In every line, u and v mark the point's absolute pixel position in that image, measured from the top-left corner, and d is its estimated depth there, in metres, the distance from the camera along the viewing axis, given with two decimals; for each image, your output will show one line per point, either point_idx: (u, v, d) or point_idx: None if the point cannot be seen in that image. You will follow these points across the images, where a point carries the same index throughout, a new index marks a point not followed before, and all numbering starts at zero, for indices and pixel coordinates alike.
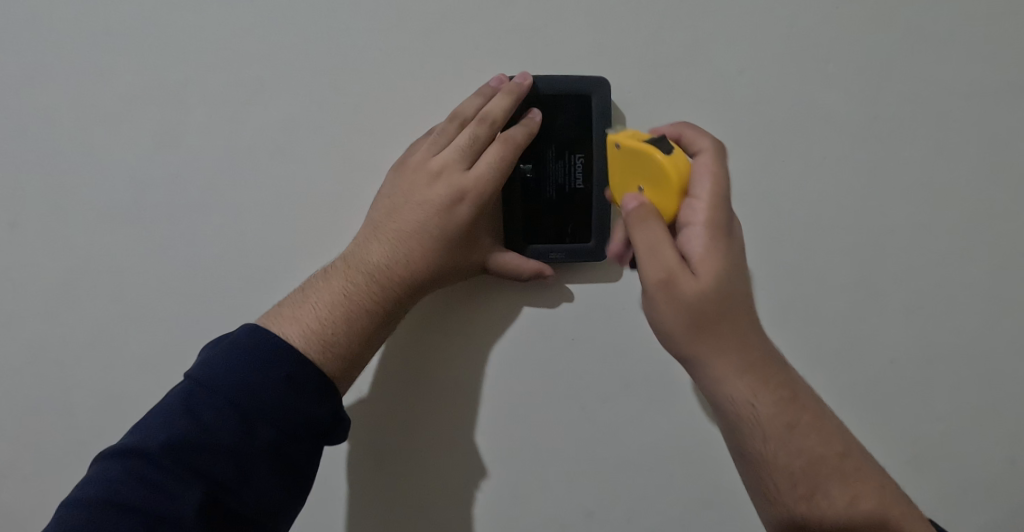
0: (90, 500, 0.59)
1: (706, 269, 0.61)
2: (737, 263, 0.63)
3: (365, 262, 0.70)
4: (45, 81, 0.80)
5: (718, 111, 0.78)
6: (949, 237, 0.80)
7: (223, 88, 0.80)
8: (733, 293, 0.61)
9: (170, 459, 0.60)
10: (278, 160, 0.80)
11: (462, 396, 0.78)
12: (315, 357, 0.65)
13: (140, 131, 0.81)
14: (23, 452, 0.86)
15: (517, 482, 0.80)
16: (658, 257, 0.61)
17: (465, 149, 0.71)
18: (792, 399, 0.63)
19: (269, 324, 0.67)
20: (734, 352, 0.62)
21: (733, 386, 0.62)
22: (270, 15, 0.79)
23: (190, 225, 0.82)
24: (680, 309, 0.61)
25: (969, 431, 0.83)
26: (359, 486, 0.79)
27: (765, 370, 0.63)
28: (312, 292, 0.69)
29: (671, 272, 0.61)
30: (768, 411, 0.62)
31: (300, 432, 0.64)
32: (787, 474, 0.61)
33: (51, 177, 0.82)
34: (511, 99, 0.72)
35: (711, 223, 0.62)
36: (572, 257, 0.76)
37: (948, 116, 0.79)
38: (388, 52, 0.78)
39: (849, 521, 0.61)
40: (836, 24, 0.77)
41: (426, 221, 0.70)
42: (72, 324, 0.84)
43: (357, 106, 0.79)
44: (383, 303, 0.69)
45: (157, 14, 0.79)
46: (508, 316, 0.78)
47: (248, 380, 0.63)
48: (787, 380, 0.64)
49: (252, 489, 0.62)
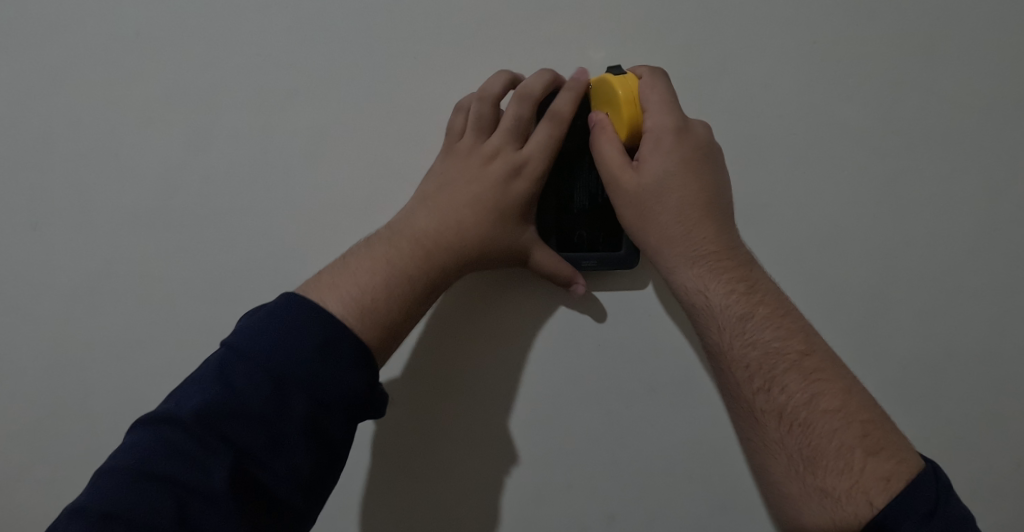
0: (124, 466, 0.58)
1: (651, 166, 0.71)
2: (693, 162, 0.71)
3: (412, 230, 0.71)
4: (78, 85, 0.81)
5: (746, 122, 0.78)
6: (971, 242, 0.80)
7: (243, 83, 0.80)
8: (679, 186, 0.70)
9: (205, 423, 0.59)
10: (298, 155, 0.80)
11: (483, 399, 0.78)
12: (354, 324, 0.65)
13: (170, 134, 0.81)
14: (37, 453, 0.85)
15: (545, 469, 0.80)
16: (604, 160, 0.72)
17: (514, 129, 0.72)
18: (750, 290, 0.69)
19: (310, 292, 0.67)
20: (677, 240, 0.71)
21: (686, 274, 0.70)
22: (300, 22, 0.79)
23: (208, 219, 0.82)
24: (629, 203, 0.71)
25: (985, 438, 0.83)
26: (380, 483, 0.79)
27: (718, 259, 0.70)
28: (354, 260, 0.69)
29: (617, 171, 0.71)
30: (719, 298, 0.69)
31: (332, 402, 0.62)
32: (742, 366, 0.67)
33: (81, 179, 0.82)
34: (550, 77, 0.73)
35: (656, 128, 0.71)
36: (604, 264, 0.76)
37: (974, 128, 0.79)
38: (418, 60, 0.79)
39: (807, 418, 0.63)
40: (864, 34, 0.77)
41: (479, 193, 0.71)
42: (93, 325, 0.83)
43: (387, 113, 0.80)
44: (431, 272, 0.70)
45: (190, 20, 0.80)
46: (539, 315, 0.78)
47: (280, 343, 0.62)
48: (745, 273, 0.70)
49: (287, 456, 0.60)
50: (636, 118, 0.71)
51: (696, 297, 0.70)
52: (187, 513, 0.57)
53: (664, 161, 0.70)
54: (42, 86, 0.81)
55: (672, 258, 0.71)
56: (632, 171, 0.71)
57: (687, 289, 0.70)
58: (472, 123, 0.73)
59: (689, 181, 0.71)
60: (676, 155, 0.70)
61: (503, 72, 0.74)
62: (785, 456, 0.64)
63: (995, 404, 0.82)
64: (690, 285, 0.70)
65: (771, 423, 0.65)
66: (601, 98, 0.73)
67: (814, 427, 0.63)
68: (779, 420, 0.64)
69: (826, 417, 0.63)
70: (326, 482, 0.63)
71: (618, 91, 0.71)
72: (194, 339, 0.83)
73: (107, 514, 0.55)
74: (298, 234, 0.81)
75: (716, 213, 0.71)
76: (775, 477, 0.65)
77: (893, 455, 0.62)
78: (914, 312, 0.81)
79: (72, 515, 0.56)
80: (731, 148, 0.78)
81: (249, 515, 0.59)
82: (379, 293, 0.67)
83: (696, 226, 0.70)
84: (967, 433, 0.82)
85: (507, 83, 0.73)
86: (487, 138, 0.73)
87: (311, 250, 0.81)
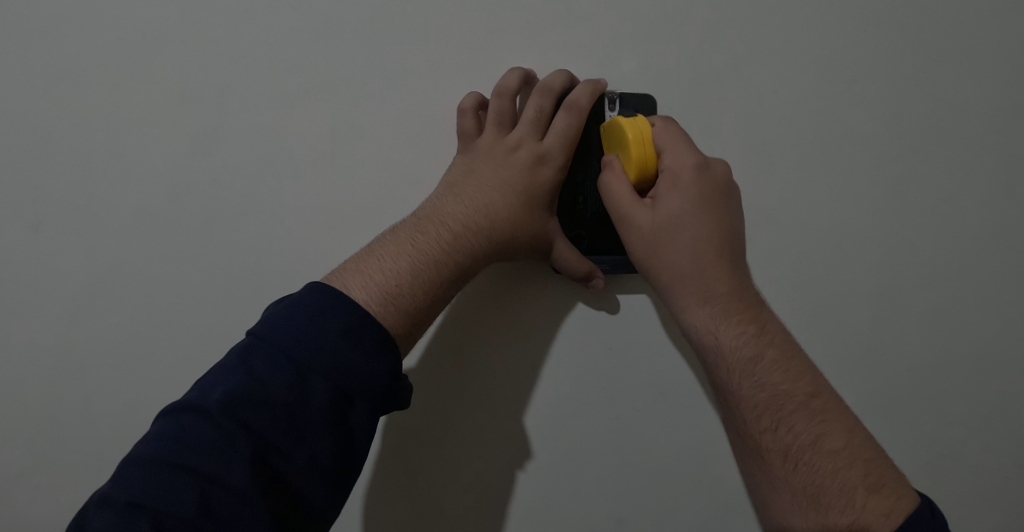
0: (149, 456, 0.57)
1: (666, 204, 0.68)
2: (711, 203, 0.68)
3: (438, 214, 0.69)
4: (82, 83, 0.77)
5: (755, 127, 0.77)
6: (976, 244, 0.81)
7: (243, 79, 0.76)
8: (693, 227, 0.67)
9: (228, 413, 0.57)
10: (301, 153, 0.77)
11: (495, 403, 0.78)
12: (377, 311, 0.63)
13: (178, 136, 0.77)
14: (36, 460, 0.82)
15: (555, 470, 0.79)
16: (614, 197, 0.69)
17: (535, 121, 0.72)
18: (760, 331, 0.66)
19: (332, 280, 0.65)
20: (690, 279, 0.67)
21: (695, 313, 0.67)
22: (315, 21, 0.75)
23: (205, 220, 0.78)
24: (641, 239, 0.68)
25: (988, 438, 0.83)
26: (388, 481, 0.78)
27: (728, 300, 0.67)
28: (379, 246, 0.68)
29: (629, 207, 0.68)
30: (729, 338, 0.65)
31: (355, 390, 0.60)
32: (750, 405, 0.64)
33: (84, 183, 0.78)
34: (565, 74, 0.73)
35: (671, 169, 0.69)
36: (618, 269, 0.76)
37: (977, 132, 0.80)
38: (434, 60, 0.76)
39: (812, 457, 0.61)
40: (873, 40, 0.78)
41: (507, 177, 0.70)
42: (97, 332, 0.80)
43: (402, 114, 0.76)
44: (456, 255, 0.68)
45: (201, 18, 0.76)
46: (553, 317, 0.78)
47: (302, 329, 0.60)
48: (757, 314, 0.67)
49: (310, 445, 0.59)
50: (644, 157, 0.69)
51: (705, 337, 0.66)
52: (210, 502, 0.56)
53: (680, 202, 0.68)
54: (45, 86, 0.77)
55: (684, 296, 0.67)
56: (645, 208, 0.68)
57: (696, 329, 0.67)
58: (492, 115, 0.72)
59: (705, 221, 0.68)
60: (695, 196, 0.68)
61: (517, 68, 0.73)
62: (789, 493, 0.62)
63: (998, 405, 0.83)
64: (699, 325, 0.67)
65: (777, 461, 0.62)
66: (612, 137, 0.71)
67: (818, 467, 0.61)
68: (785, 459, 0.62)
69: (831, 457, 0.61)
70: (348, 472, 0.61)
71: (626, 131, 0.69)
72: (193, 344, 0.80)
73: (133, 503, 0.55)
74: (300, 236, 0.78)
75: (729, 255, 0.68)
76: (778, 514, 0.62)
77: (893, 491, 0.60)
78: (919, 315, 0.81)
79: (99, 503, 0.56)
80: (739, 152, 0.77)
81: (271, 504, 0.57)
82: (403, 277, 0.65)
83: (708, 266, 0.67)
84: (971, 435, 0.83)
85: (523, 78, 0.73)
86: (508, 132, 0.73)
87: (324, 255, 0.78)
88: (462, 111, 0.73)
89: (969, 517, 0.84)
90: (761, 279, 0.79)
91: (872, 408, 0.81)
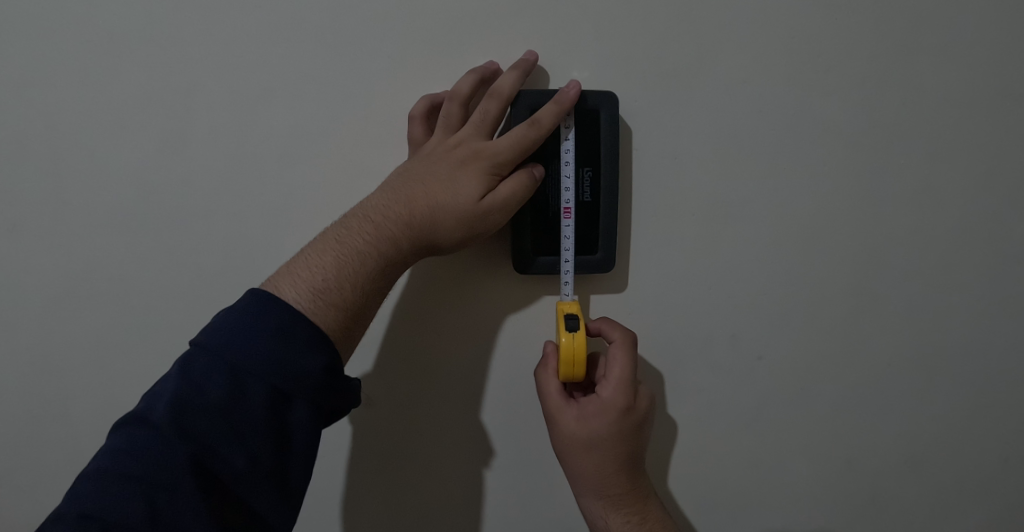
0: (97, 473, 0.57)
1: (587, 421, 0.70)
2: (631, 428, 0.70)
3: (364, 206, 0.66)
4: (40, 86, 0.74)
5: (729, 121, 0.75)
6: (954, 236, 0.79)
7: (202, 80, 0.74)
8: (609, 447, 0.70)
9: (169, 424, 0.57)
10: (268, 153, 0.76)
11: (446, 405, 0.77)
12: (305, 307, 0.61)
13: (144, 137, 0.76)
14: (22, 462, 0.83)
15: (529, 467, 0.80)
16: (545, 395, 0.71)
17: (481, 125, 0.68)
18: (644, 518, 0.71)
19: (267, 282, 0.63)
20: (590, 480, 0.71)
21: (589, 500, 0.72)
22: (275, 17, 0.73)
23: (175, 223, 0.77)
24: (559, 439, 0.71)
25: (966, 432, 0.84)
26: (358, 479, 0.79)
27: (624, 497, 0.71)
28: (309, 244, 0.65)
29: (556, 409, 0.71)
30: (615, 524, 0.71)
31: (290, 390, 0.59)
32: None
33: (50, 189, 0.77)
34: (520, 72, 0.70)
35: (605, 398, 0.69)
36: (581, 270, 0.74)
37: (958, 120, 0.77)
38: (396, 56, 0.74)
39: None
40: (854, 24, 0.74)
41: (439, 168, 0.67)
42: (70, 336, 0.80)
43: (369, 112, 0.75)
44: (376, 248, 0.64)
45: (161, 17, 0.73)
46: (512, 317, 0.76)
47: (240, 336, 0.59)
48: (645, 504, 0.72)
49: (248, 447, 0.58)
50: (571, 371, 0.69)
51: (595, 518, 0.72)
52: (157, 511, 0.56)
53: (602, 424, 0.69)
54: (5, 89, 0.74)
55: (585, 487, 0.72)
56: (570, 416, 0.70)
57: (588, 510, 0.73)
58: (440, 120, 0.70)
59: (619, 443, 0.70)
60: (616, 426, 0.69)
61: (472, 72, 0.71)
62: None
63: (978, 400, 0.83)
64: (592, 510, 0.72)
65: None
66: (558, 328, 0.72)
67: None
68: None
69: None
70: (291, 476, 0.60)
71: (561, 338, 0.69)
72: (172, 344, 0.80)
73: (86, 517, 0.55)
74: (273, 235, 0.77)
75: (634, 462, 0.71)
76: None
77: None
78: (895, 311, 0.80)
79: (54, 521, 0.56)
80: (711, 145, 0.75)
81: (213, 506, 0.58)
82: (328, 271, 0.62)
83: (611, 474, 0.70)
84: (951, 429, 0.83)
85: (476, 83, 0.70)
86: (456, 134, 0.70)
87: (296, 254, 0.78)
88: (410, 118, 0.72)
89: (940, 504, 0.86)
90: (734, 274, 0.78)
91: (842, 399, 0.81)
